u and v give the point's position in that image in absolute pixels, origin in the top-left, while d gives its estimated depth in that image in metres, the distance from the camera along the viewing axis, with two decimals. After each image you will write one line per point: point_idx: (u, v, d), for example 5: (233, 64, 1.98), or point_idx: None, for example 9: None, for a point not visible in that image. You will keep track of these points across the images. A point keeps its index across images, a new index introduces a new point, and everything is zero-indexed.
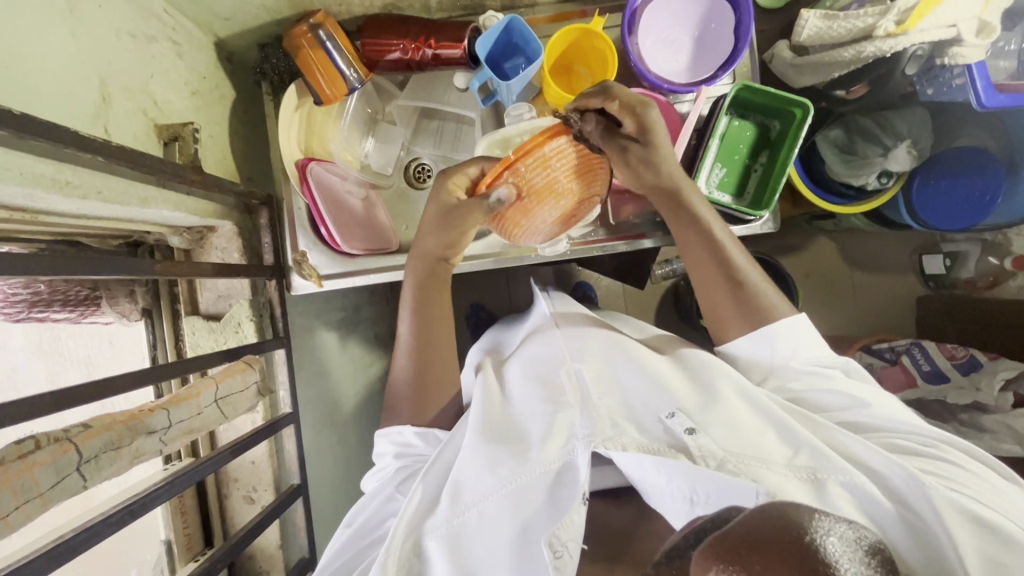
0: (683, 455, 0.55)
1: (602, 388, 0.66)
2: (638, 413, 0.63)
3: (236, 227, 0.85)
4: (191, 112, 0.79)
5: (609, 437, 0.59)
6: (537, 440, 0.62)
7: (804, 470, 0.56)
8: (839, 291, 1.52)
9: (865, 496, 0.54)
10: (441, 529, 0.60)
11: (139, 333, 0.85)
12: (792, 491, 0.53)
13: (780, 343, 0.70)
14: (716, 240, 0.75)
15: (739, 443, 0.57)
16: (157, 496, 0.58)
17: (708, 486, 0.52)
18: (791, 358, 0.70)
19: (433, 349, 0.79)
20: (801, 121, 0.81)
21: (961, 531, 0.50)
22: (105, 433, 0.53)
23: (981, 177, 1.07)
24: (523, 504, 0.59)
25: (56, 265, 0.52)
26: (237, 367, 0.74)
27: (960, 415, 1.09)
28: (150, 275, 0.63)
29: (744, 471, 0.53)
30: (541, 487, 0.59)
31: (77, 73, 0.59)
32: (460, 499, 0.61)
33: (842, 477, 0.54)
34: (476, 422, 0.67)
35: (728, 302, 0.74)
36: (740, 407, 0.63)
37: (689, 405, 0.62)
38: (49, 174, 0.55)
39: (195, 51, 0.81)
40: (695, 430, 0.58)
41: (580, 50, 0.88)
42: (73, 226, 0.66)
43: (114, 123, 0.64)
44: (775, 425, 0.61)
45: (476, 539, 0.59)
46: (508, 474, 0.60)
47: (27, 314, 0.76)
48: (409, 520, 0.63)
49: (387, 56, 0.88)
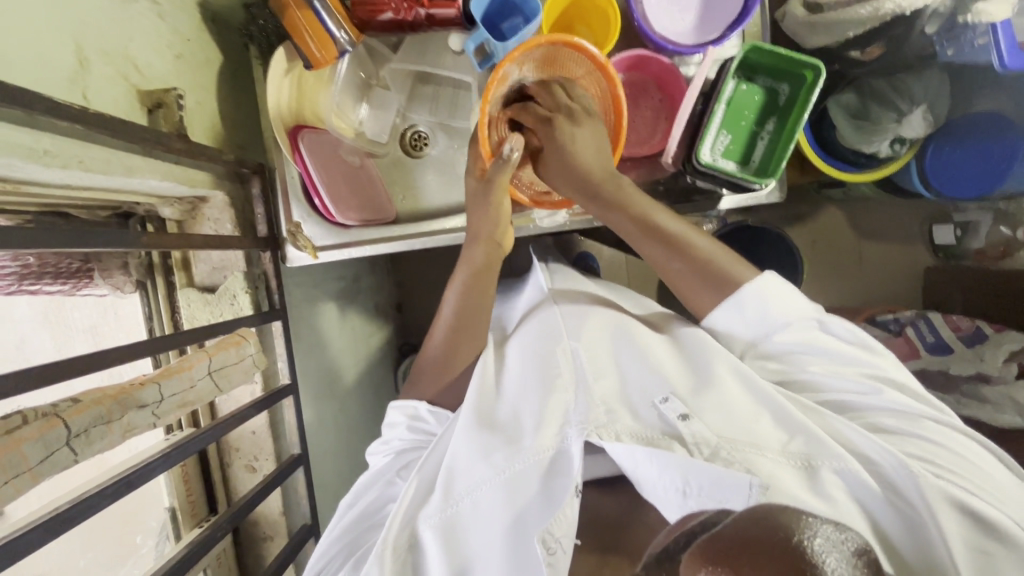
0: (677, 445, 0.56)
1: (596, 369, 0.65)
2: (632, 396, 0.63)
3: (228, 197, 0.83)
4: (175, 77, 0.76)
5: (602, 424, 0.59)
6: (530, 427, 0.62)
7: (798, 457, 0.56)
8: (846, 261, 1.50)
9: (858, 482, 0.54)
10: (435, 518, 0.61)
11: (135, 305, 0.85)
12: (784, 479, 0.53)
13: (750, 309, 0.66)
14: (674, 237, 0.70)
15: (733, 429, 0.58)
16: (157, 466, 0.58)
17: (701, 478, 0.52)
18: (771, 331, 0.66)
19: (469, 333, 0.76)
20: (812, 83, 0.77)
21: (949, 517, 0.51)
22: (94, 408, 0.53)
23: (997, 145, 1.04)
24: (515, 494, 0.59)
25: (39, 238, 0.50)
26: (230, 341, 0.72)
27: (962, 386, 1.08)
28: (136, 246, 0.61)
29: (738, 460, 0.54)
30: (534, 473, 0.59)
31: (49, 35, 0.56)
32: (453, 489, 0.62)
33: (835, 463, 0.55)
34: (466, 406, 0.66)
35: (680, 272, 0.70)
36: (738, 394, 0.62)
37: (683, 390, 0.62)
38: (26, 143, 0.52)
39: (176, 12, 0.77)
40: (689, 415, 0.58)
41: (580, 10, 0.84)
42: (57, 196, 0.65)
43: (93, 88, 0.62)
44: (772, 413, 0.60)
45: (471, 527, 0.60)
46: (501, 462, 0.60)
47: (18, 288, 0.75)
48: (404, 510, 0.63)
49: (380, 16, 0.84)
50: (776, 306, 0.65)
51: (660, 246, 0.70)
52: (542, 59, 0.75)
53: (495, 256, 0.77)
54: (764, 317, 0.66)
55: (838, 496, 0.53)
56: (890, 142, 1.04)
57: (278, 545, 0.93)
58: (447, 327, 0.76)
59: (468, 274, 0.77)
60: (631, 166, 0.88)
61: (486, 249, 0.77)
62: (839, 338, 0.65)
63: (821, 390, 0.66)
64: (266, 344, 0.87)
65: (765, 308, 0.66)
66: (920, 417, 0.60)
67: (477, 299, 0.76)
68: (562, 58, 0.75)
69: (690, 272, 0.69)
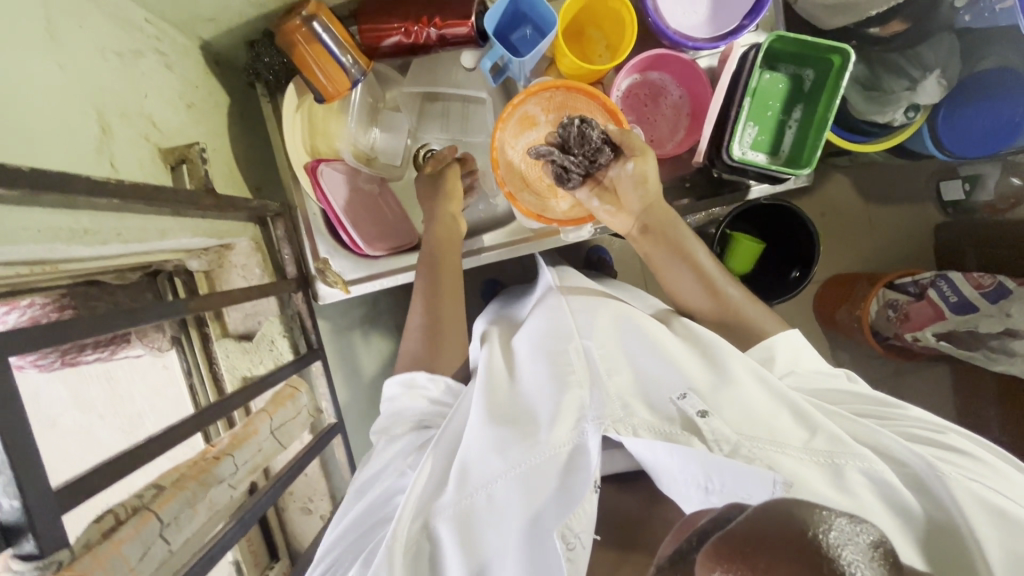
0: (697, 439, 0.54)
1: (610, 366, 0.64)
2: (649, 391, 0.61)
3: (253, 242, 0.83)
4: (189, 127, 0.74)
5: (620, 418, 0.58)
6: (545, 421, 0.60)
7: (821, 454, 0.55)
8: (857, 226, 1.49)
9: (884, 483, 0.53)
10: (449, 511, 0.59)
11: (173, 361, 0.84)
12: (810, 478, 0.53)
13: (781, 351, 0.67)
14: (705, 271, 0.75)
15: (753, 426, 0.56)
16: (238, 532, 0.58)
17: (724, 475, 0.51)
18: (795, 365, 0.68)
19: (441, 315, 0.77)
20: (840, 69, 0.75)
21: (981, 522, 0.50)
22: (180, 493, 0.53)
23: (1012, 100, 1.03)
24: (531, 490, 0.57)
25: (95, 324, 0.49)
26: (285, 394, 0.73)
27: (989, 342, 1.14)
28: (184, 314, 0.60)
29: (759, 457, 0.53)
30: (552, 470, 0.57)
31: (72, 105, 0.54)
32: (467, 481, 0.60)
33: (861, 463, 0.54)
34: (478, 402, 0.64)
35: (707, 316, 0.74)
36: (755, 390, 0.60)
37: (702, 386, 0.61)
38: (68, 225, 0.51)
39: (182, 60, 0.75)
40: (708, 412, 0.57)
41: (593, 13, 0.82)
42: (94, 266, 0.63)
43: (119, 153, 0.60)
44: (792, 409, 0.59)
45: (485, 523, 0.58)
46: (515, 456, 0.58)
47: (61, 363, 0.72)
48: (416, 500, 0.61)
49: (386, 41, 0.82)
50: (799, 358, 0.68)
51: (693, 274, 0.74)
52: (557, 105, 0.79)
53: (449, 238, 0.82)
54: (792, 363, 0.67)
55: (864, 496, 0.53)
56: (904, 110, 1.03)
57: None
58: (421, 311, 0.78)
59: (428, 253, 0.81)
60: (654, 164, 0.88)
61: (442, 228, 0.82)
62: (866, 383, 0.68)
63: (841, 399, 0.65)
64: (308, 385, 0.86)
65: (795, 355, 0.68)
66: (944, 428, 0.59)
67: (442, 287, 0.79)
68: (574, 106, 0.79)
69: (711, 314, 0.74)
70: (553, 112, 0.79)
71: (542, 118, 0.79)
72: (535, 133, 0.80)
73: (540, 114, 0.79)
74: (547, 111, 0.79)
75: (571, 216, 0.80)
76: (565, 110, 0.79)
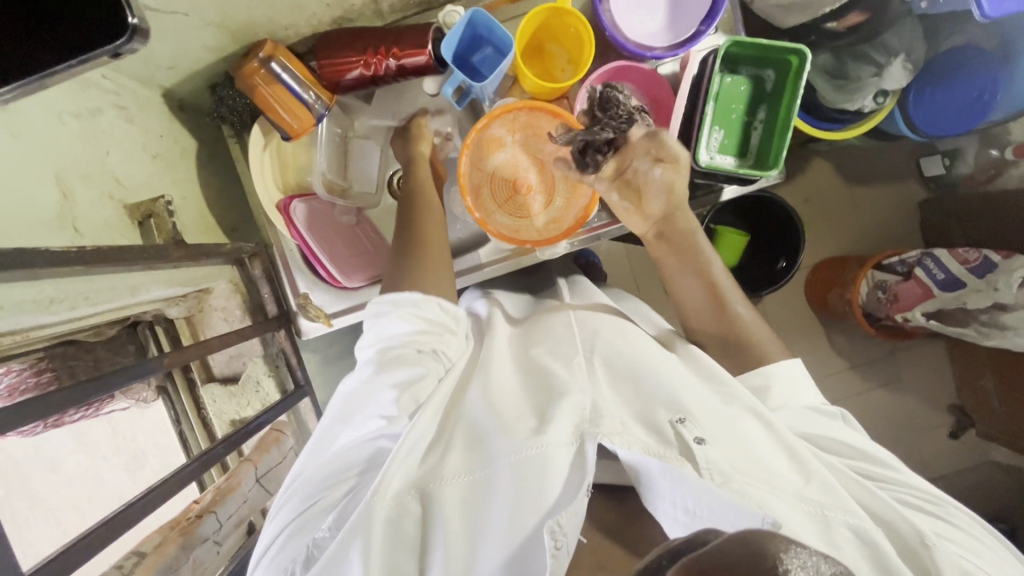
0: (689, 465, 0.52)
1: (614, 377, 0.62)
2: (650, 400, 0.59)
3: (231, 284, 0.85)
4: (156, 178, 0.74)
5: (618, 431, 0.55)
6: (548, 410, 0.57)
7: (813, 504, 0.53)
8: (843, 211, 1.48)
9: (871, 541, 0.51)
10: (442, 487, 0.54)
11: (161, 411, 0.84)
12: (799, 523, 0.50)
13: (774, 391, 0.64)
14: (706, 267, 0.73)
15: (749, 462, 0.54)
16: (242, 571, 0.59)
17: (713, 505, 0.49)
18: (788, 403, 0.64)
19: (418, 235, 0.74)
20: (798, 71, 0.76)
21: None
22: (161, 560, 0.54)
23: (978, 79, 1.03)
24: (521, 480, 0.52)
25: (79, 394, 0.49)
26: (270, 439, 0.74)
27: (980, 317, 1.14)
28: (159, 371, 0.59)
29: (750, 495, 0.50)
30: (555, 458, 0.53)
31: (29, 175, 0.54)
32: (467, 456, 0.56)
33: (850, 520, 0.52)
34: (481, 389, 0.61)
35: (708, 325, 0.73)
36: (754, 428, 0.58)
37: (698, 407, 0.58)
38: (32, 297, 0.51)
39: (144, 111, 0.75)
40: (705, 439, 0.55)
41: (550, 31, 0.83)
42: (67, 329, 0.63)
43: (82, 216, 0.60)
44: (788, 451, 0.57)
45: (475, 506, 0.53)
46: (507, 443, 0.54)
47: (46, 426, 0.71)
48: (405, 452, 0.55)
49: (348, 75, 0.82)
50: (800, 391, 0.65)
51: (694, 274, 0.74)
52: (522, 125, 0.79)
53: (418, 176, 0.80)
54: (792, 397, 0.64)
55: (849, 550, 0.50)
56: (874, 96, 1.03)
57: None
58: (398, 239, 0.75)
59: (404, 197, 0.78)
60: None
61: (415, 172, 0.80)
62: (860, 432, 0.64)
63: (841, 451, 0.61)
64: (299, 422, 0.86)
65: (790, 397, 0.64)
66: (942, 501, 0.58)
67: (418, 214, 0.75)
68: (541, 126, 0.79)
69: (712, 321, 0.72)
70: (518, 132, 0.80)
71: (509, 138, 0.80)
72: (501, 154, 0.80)
73: (506, 135, 0.79)
74: (513, 131, 0.80)
75: (546, 232, 0.80)
76: (529, 129, 0.79)
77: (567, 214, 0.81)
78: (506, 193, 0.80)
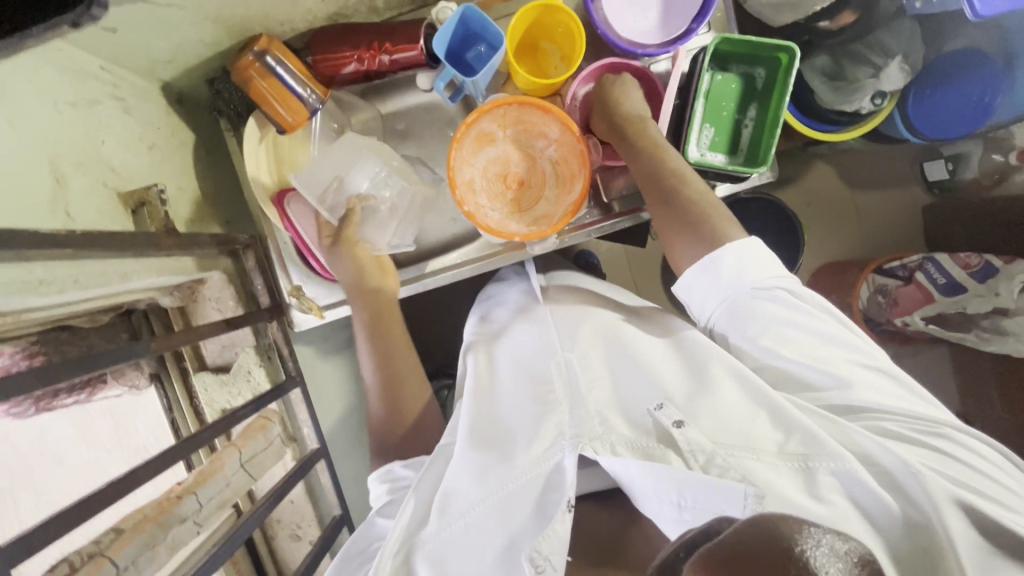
0: (672, 455, 0.55)
1: (590, 379, 0.66)
2: (627, 404, 0.63)
3: (225, 274, 0.84)
4: (152, 169, 0.75)
5: (597, 436, 0.58)
6: (524, 441, 0.62)
7: (796, 458, 0.55)
8: (844, 215, 1.47)
9: (857, 483, 0.53)
10: (429, 545, 0.59)
11: (153, 399, 0.84)
12: (783, 485, 0.53)
13: (728, 269, 0.67)
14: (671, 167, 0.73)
15: (728, 434, 0.57)
16: (219, 557, 0.60)
17: (694, 489, 0.51)
18: (744, 284, 0.66)
19: (393, 370, 0.81)
20: (788, 67, 0.76)
21: (956, 519, 0.50)
22: (138, 536, 0.54)
23: (980, 81, 1.02)
24: (510, 515, 0.58)
25: (63, 370, 0.49)
26: (256, 426, 0.75)
27: (982, 321, 1.12)
28: (146, 355, 0.60)
29: (733, 468, 0.53)
30: (530, 492, 0.58)
31: (23, 160, 0.55)
32: (448, 509, 0.60)
33: (833, 465, 0.54)
34: (465, 426, 0.66)
35: (665, 205, 0.73)
36: (732, 392, 0.62)
37: (677, 397, 0.63)
38: (21, 277, 0.52)
39: (142, 103, 0.77)
40: (683, 422, 0.57)
41: (543, 27, 0.83)
42: (57, 313, 0.64)
43: (75, 203, 0.61)
44: (768, 409, 0.60)
45: (461, 554, 0.58)
46: (494, 482, 0.60)
47: (37, 411, 0.72)
48: (401, 532, 0.61)
49: (343, 69, 0.84)
50: (754, 267, 0.66)
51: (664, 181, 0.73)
52: (512, 121, 0.80)
53: (378, 303, 0.83)
54: (740, 277, 0.66)
55: (836, 499, 0.53)
56: (871, 97, 1.02)
57: None
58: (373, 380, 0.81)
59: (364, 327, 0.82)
60: (619, 172, 0.89)
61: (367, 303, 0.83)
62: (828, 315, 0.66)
63: (820, 392, 0.63)
64: (289, 413, 0.87)
65: (742, 269, 0.66)
66: (940, 424, 0.59)
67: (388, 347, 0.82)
68: (532, 122, 0.80)
69: (671, 204, 0.72)
70: (507, 125, 0.80)
71: (497, 131, 0.80)
72: (471, 170, 0.80)
73: (496, 130, 0.80)
74: (503, 126, 0.80)
75: (536, 228, 0.79)
76: (520, 125, 0.80)
77: (558, 210, 0.81)
78: (495, 186, 0.81)
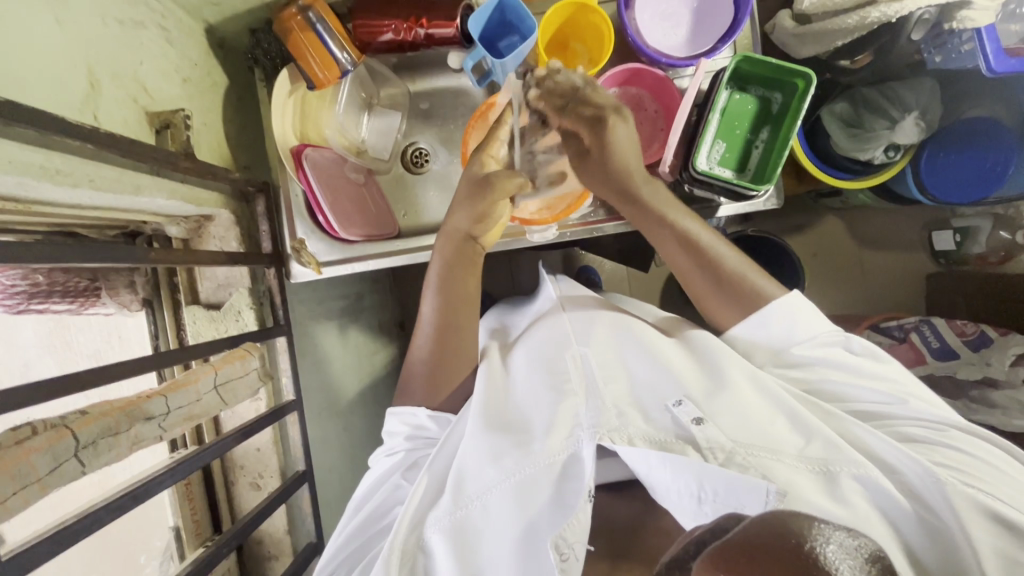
0: (691, 450, 0.55)
1: (607, 374, 0.65)
2: (644, 400, 0.62)
3: (233, 215, 0.85)
4: (182, 99, 0.78)
5: (615, 428, 0.59)
6: (540, 431, 0.61)
7: (815, 461, 0.55)
8: (849, 268, 1.48)
9: (877, 488, 0.53)
10: (443, 522, 0.60)
11: (143, 323, 0.86)
12: (803, 485, 0.53)
13: (777, 324, 0.68)
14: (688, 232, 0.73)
15: (749, 433, 0.57)
16: (177, 474, 0.61)
17: (715, 484, 0.53)
18: (790, 342, 0.68)
19: (457, 330, 0.75)
20: (805, 92, 0.79)
21: (975, 521, 0.50)
22: (103, 419, 0.55)
23: (993, 150, 1.03)
24: (529, 498, 0.58)
25: (60, 253, 0.51)
26: (236, 354, 0.76)
27: (970, 392, 1.04)
28: (143, 261, 0.61)
29: (753, 465, 0.54)
30: (546, 480, 0.59)
31: (66, 59, 0.58)
32: (463, 491, 0.61)
33: (855, 470, 0.54)
34: (476, 408, 0.65)
35: (699, 280, 0.73)
36: (748, 393, 0.61)
37: (696, 393, 0.62)
38: (39, 162, 0.54)
39: (185, 38, 0.80)
40: (702, 419, 0.58)
41: (575, 25, 0.86)
42: (69, 216, 0.66)
43: (103, 109, 0.64)
44: (787, 414, 0.60)
45: (481, 533, 0.59)
46: (511, 466, 0.59)
47: (26, 307, 0.76)
48: (413, 511, 0.62)
49: (380, 37, 0.88)
50: (804, 325, 0.67)
51: (688, 254, 0.72)
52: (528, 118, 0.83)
53: (467, 250, 0.76)
54: (789, 330, 0.67)
55: (859, 504, 0.53)
56: (885, 149, 1.03)
57: (283, 565, 0.93)
58: (428, 337, 0.75)
59: (446, 271, 0.76)
60: None
61: (454, 245, 0.76)
62: (874, 358, 0.66)
63: (849, 399, 0.65)
64: (271, 358, 0.87)
65: (792, 327, 0.67)
66: (945, 425, 0.60)
67: (458, 302, 0.75)
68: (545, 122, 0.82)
69: (699, 271, 0.72)
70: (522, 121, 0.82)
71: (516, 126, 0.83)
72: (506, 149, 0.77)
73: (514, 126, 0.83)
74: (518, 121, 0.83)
75: (537, 215, 0.82)
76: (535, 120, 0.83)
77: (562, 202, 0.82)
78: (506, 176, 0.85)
